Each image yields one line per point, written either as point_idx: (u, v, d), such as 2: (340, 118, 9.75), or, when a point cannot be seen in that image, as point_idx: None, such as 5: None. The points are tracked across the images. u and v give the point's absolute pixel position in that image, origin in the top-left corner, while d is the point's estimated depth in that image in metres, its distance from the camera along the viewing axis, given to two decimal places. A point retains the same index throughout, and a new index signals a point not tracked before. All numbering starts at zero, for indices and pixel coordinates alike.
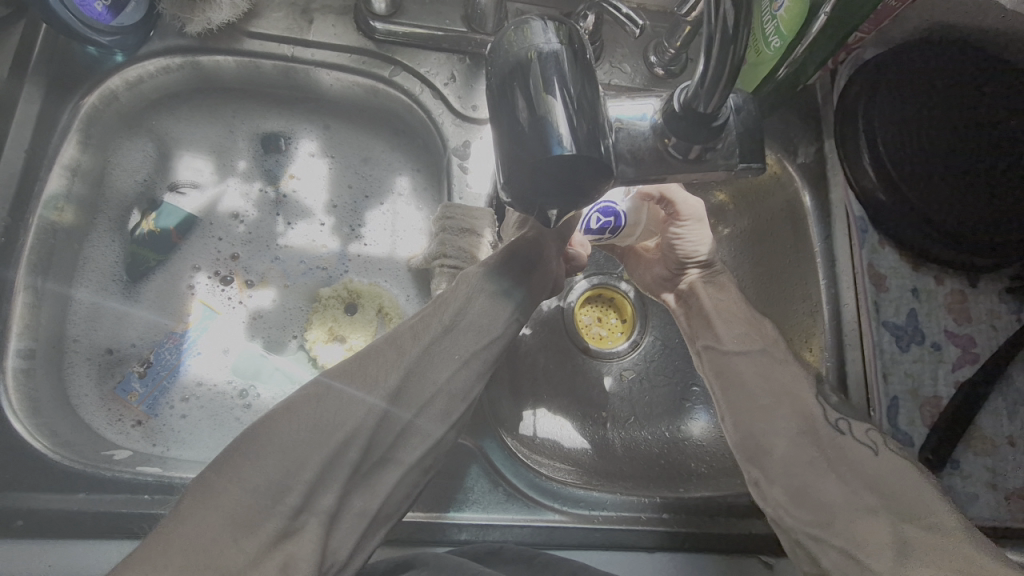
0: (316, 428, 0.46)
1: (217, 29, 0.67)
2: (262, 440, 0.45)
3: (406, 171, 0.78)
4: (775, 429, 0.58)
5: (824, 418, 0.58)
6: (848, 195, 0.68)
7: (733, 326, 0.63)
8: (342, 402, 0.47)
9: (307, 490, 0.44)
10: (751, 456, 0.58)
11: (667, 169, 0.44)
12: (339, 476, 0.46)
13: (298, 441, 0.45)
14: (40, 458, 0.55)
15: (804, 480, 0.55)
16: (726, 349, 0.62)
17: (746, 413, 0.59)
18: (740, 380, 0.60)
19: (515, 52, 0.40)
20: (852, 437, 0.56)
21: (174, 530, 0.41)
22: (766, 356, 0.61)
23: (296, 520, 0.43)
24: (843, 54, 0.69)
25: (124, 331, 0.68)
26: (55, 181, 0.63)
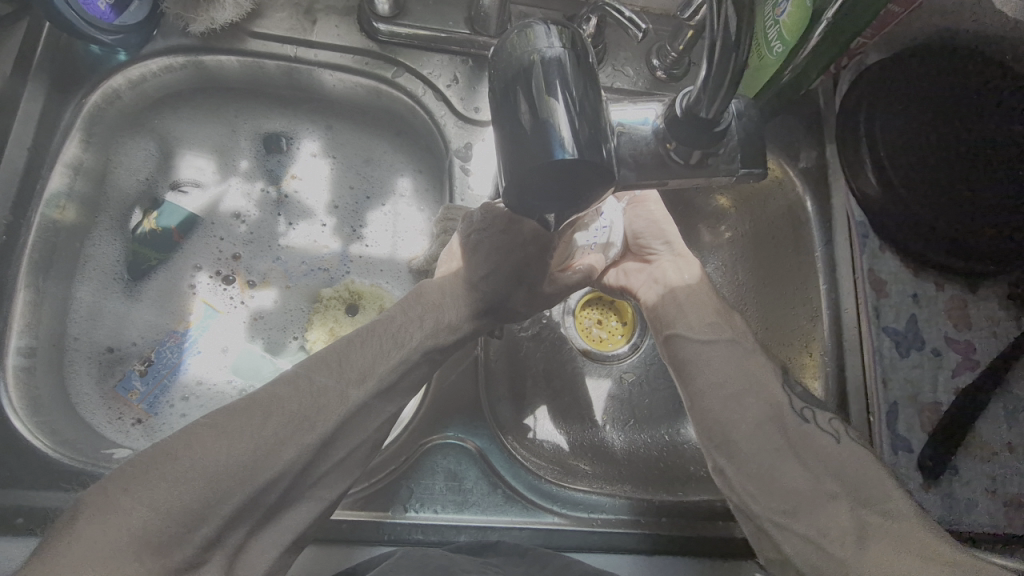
0: (254, 450, 0.44)
1: (220, 29, 0.67)
2: (178, 463, 0.42)
3: (408, 172, 0.78)
4: (745, 416, 0.55)
5: (790, 407, 0.56)
6: (849, 203, 0.69)
7: (703, 313, 0.60)
8: (286, 428, 0.46)
9: (221, 524, 0.42)
10: (716, 444, 0.55)
11: (668, 174, 0.44)
12: (257, 506, 0.44)
13: (224, 467, 0.42)
14: (40, 456, 0.55)
15: (770, 467, 0.53)
16: (693, 338, 0.58)
17: (713, 400, 0.56)
18: (708, 367, 0.57)
19: (518, 56, 0.40)
20: (817, 427, 0.55)
21: (69, 547, 0.38)
22: (736, 346, 0.58)
23: (200, 556, 0.41)
24: (846, 58, 0.71)
25: (125, 329, 0.68)
26: (57, 179, 0.63)
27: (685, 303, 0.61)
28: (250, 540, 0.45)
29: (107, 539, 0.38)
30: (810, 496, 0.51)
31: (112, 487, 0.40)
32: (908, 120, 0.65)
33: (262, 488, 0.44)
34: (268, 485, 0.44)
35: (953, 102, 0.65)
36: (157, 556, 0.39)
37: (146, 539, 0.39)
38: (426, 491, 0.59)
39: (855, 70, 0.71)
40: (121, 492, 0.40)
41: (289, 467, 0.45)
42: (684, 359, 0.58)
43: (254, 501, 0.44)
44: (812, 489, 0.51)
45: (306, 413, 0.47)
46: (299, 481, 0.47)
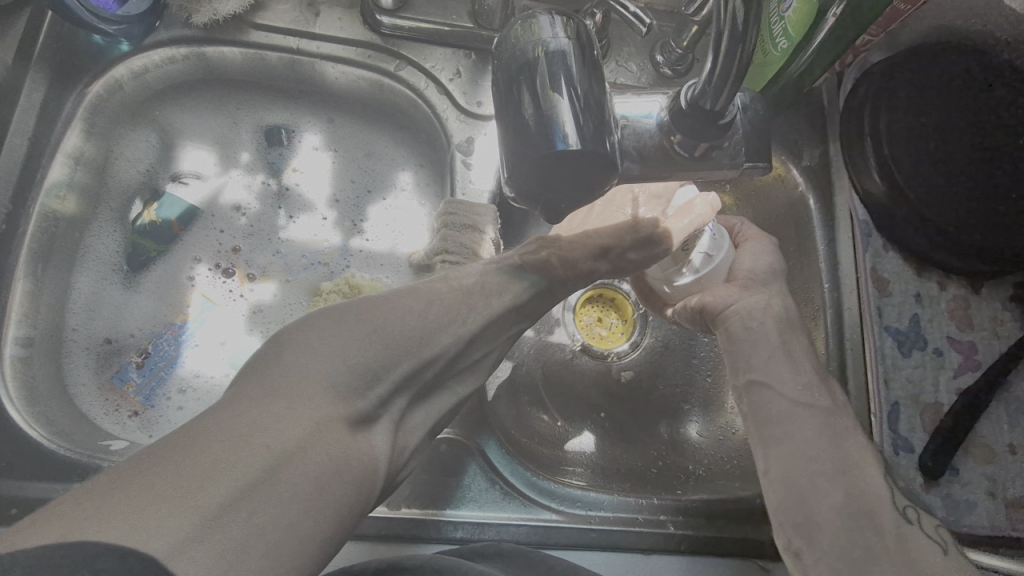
0: (420, 325, 0.40)
1: (223, 21, 0.67)
2: (365, 319, 0.38)
3: (410, 166, 0.77)
4: (831, 501, 0.49)
5: (891, 502, 0.50)
6: (852, 199, 0.68)
7: (799, 371, 0.55)
8: (441, 319, 0.41)
9: (391, 388, 0.37)
10: (798, 521, 0.50)
11: (673, 166, 0.44)
12: (417, 381, 0.40)
13: (399, 334, 0.38)
14: (35, 446, 0.55)
15: (865, 565, 0.47)
16: (780, 394, 0.54)
17: (804, 475, 0.50)
18: (796, 432, 0.52)
19: (522, 47, 0.40)
20: (919, 529, 0.50)
21: (268, 380, 0.33)
22: (831, 415, 0.53)
23: (376, 411, 0.37)
24: (850, 57, 0.70)
25: (122, 321, 0.68)
26: (57, 169, 0.63)
27: (769, 357, 0.56)
28: (406, 416, 0.40)
29: (294, 389, 0.33)
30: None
31: (302, 331, 0.36)
32: (913, 118, 0.65)
33: (421, 365, 0.39)
34: (428, 361, 0.40)
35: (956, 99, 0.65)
36: (341, 406, 0.34)
37: (327, 388, 0.34)
38: (424, 485, 0.59)
39: (860, 68, 0.70)
40: (312, 337, 0.36)
41: (442, 352, 0.41)
42: (772, 416, 0.54)
43: (415, 375, 0.39)
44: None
45: (451, 308, 0.43)
46: (447, 371, 0.43)
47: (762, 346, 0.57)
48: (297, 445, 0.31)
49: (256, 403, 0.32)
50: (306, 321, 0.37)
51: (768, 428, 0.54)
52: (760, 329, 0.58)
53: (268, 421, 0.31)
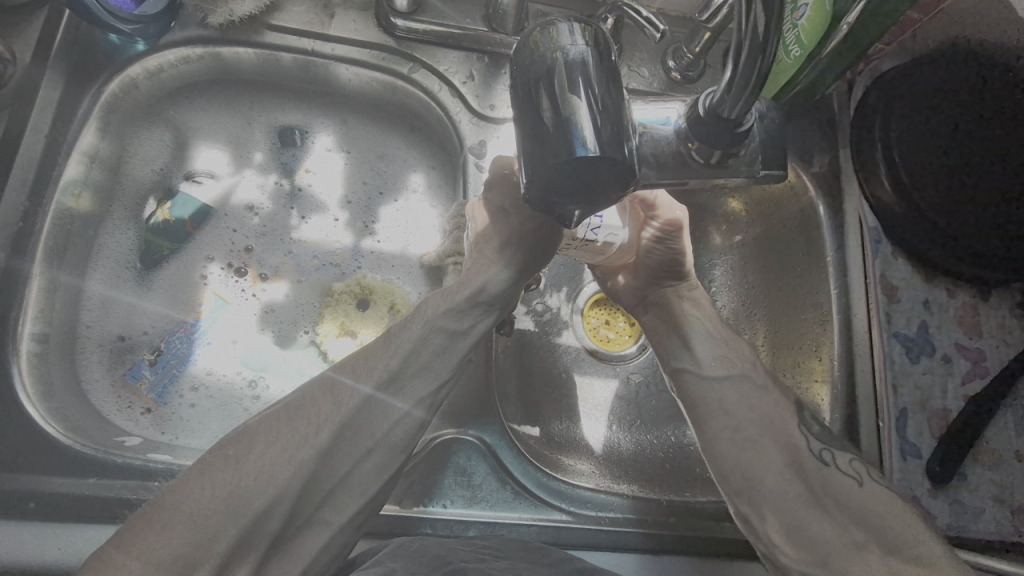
0: (237, 487, 0.43)
1: (239, 22, 0.68)
2: (168, 511, 0.42)
3: (421, 168, 0.78)
4: (760, 466, 0.55)
5: (809, 450, 0.56)
6: (863, 207, 0.68)
7: (709, 348, 0.61)
8: (268, 458, 0.45)
9: (224, 557, 0.41)
10: (739, 489, 0.55)
11: (688, 173, 0.44)
12: (258, 537, 0.43)
13: (212, 507, 0.42)
14: (51, 441, 0.55)
15: (799, 513, 0.52)
16: (701, 374, 0.60)
17: (726, 441, 0.57)
18: (720, 404, 0.58)
19: (541, 54, 0.41)
20: (837, 469, 0.55)
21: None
22: (746, 380, 0.59)
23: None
24: (862, 64, 0.71)
25: (136, 319, 0.68)
26: (74, 167, 0.63)
27: (693, 338, 0.62)
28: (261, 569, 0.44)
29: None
30: (841, 546, 0.50)
31: (104, 552, 0.40)
32: (923, 126, 0.65)
33: (254, 523, 0.43)
34: (262, 516, 0.43)
35: (962, 107, 0.65)
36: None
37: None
38: (432, 483, 0.59)
39: (870, 76, 0.71)
40: (115, 552, 0.40)
41: (282, 492, 0.44)
42: (694, 397, 0.60)
43: (251, 534, 0.43)
44: (842, 538, 0.51)
45: (284, 439, 0.46)
46: (302, 505, 0.46)
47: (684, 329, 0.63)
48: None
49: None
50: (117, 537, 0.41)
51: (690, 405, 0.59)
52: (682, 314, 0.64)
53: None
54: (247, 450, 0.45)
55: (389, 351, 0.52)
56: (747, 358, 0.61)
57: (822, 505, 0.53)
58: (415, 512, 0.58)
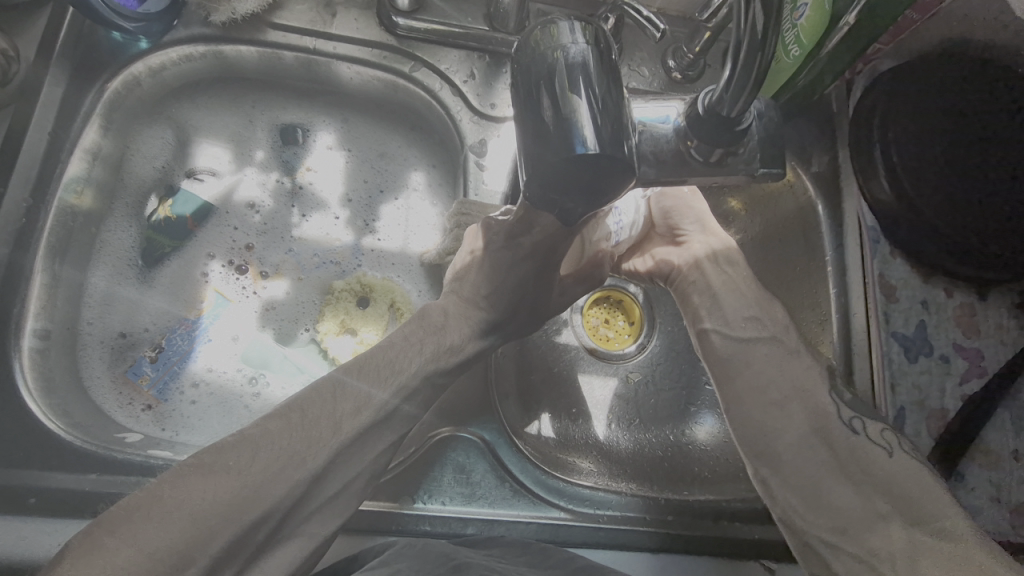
0: (235, 493, 0.42)
1: (241, 20, 0.68)
2: (165, 506, 0.40)
3: (422, 167, 0.78)
4: (785, 433, 0.54)
5: (836, 415, 0.55)
6: (861, 207, 0.68)
7: (742, 307, 0.60)
8: (268, 471, 0.43)
9: (210, 564, 0.40)
10: (760, 452, 0.55)
11: (687, 171, 0.45)
12: (246, 545, 0.42)
13: (207, 510, 0.41)
14: (52, 437, 0.56)
15: (819, 480, 0.53)
16: (730, 334, 0.59)
17: (753, 403, 0.55)
18: (749, 365, 0.57)
19: (542, 52, 0.41)
20: (865, 438, 0.54)
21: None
22: (777, 343, 0.58)
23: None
24: (861, 65, 0.71)
25: (137, 316, 0.68)
26: (76, 165, 0.64)
27: (722, 296, 0.61)
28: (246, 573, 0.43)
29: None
30: (860, 516, 0.51)
31: (92, 536, 0.39)
32: (919, 129, 0.65)
33: (244, 531, 0.42)
34: (252, 527, 0.42)
35: (960, 108, 0.65)
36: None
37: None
38: (430, 480, 0.59)
39: (869, 76, 0.71)
40: (104, 534, 0.39)
41: (275, 507, 0.43)
42: (721, 358, 0.58)
43: (240, 542, 0.42)
44: (864, 508, 0.51)
45: (284, 452, 0.44)
46: (292, 517, 0.45)
47: (717, 287, 0.62)
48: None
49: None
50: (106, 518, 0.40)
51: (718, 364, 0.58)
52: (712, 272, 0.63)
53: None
54: (251, 460, 0.43)
55: (392, 387, 0.51)
56: (782, 323, 0.60)
57: (847, 474, 0.53)
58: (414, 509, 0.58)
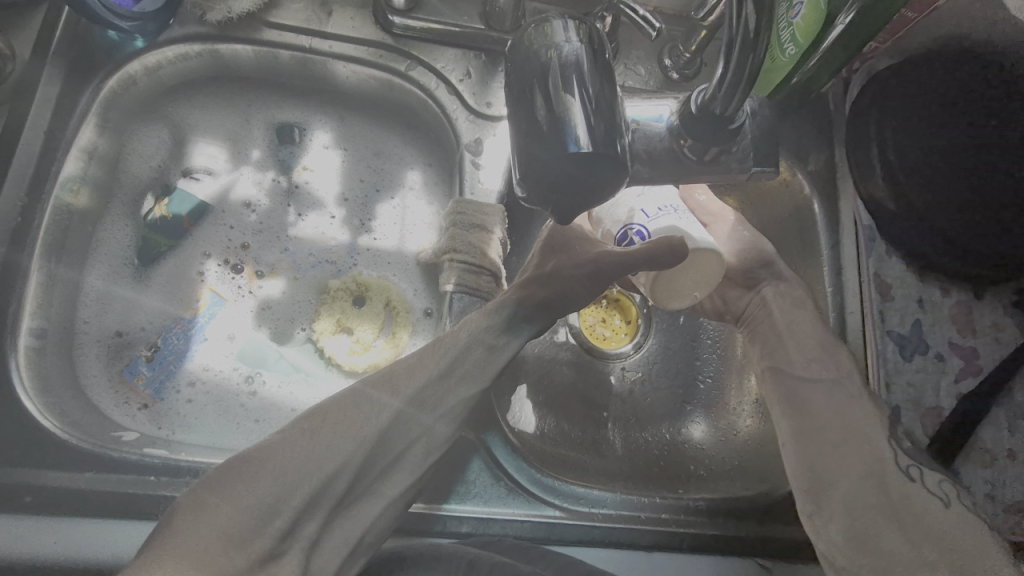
0: (314, 452, 0.45)
1: (236, 19, 0.68)
2: (256, 465, 0.44)
3: (418, 166, 0.78)
4: (842, 469, 0.56)
5: (895, 461, 0.56)
6: (856, 206, 0.69)
7: (805, 349, 0.64)
8: (339, 432, 0.47)
9: (293, 516, 0.43)
10: (807, 484, 0.57)
11: (681, 170, 0.45)
12: (325, 499, 0.45)
13: (291, 467, 0.44)
14: (48, 435, 0.56)
15: (868, 525, 0.53)
16: (796, 374, 0.63)
17: (811, 441, 0.59)
18: (808, 403, 0.61)
19: (535, 52, 0.41)
20: (922, 486, 0.54)
21: (163, 544, 0.40)
22: (839, 386, 0.61)
23: (279, 546, 0.43)
24: (857, 63, 0.72)
25: (133, 315, 0.68)
26: (72, 164, 0.64)
27: (788, 337, 0.65)
28: (323, 534, 0.46)
29: (194, 544, 0.40)
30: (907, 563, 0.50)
31: (195, 494, 0.43)
32: (920, 128, 0.64)
33: (323, 484, 0.45)
34: (331, 479, 0.45)
35: (967, 101, 0.64)
36: (240, 552, 0.41)
37: (227, 538, 0.41)
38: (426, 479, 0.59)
39: (865, 75, 0.72)
40: (206, 494, 0.42)
41: (350, 460, 0.46)
42: (782, 391, 0.63)
43: (319, 497, 0.45)
44: (910, 552, 0.51)
45: (334, 444, 0.46)
46: (364, 477, 0.48)
47: (783, 328, 0.66)
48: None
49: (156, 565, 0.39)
50: (203, 480, 0.44)
51: (781, 400, 0.63)
52: (779, 312, 0.67)
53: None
54: (323, 423, 0.47)
55: (440, 355, 0.53)
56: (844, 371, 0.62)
57: (898, 519, 0.53)
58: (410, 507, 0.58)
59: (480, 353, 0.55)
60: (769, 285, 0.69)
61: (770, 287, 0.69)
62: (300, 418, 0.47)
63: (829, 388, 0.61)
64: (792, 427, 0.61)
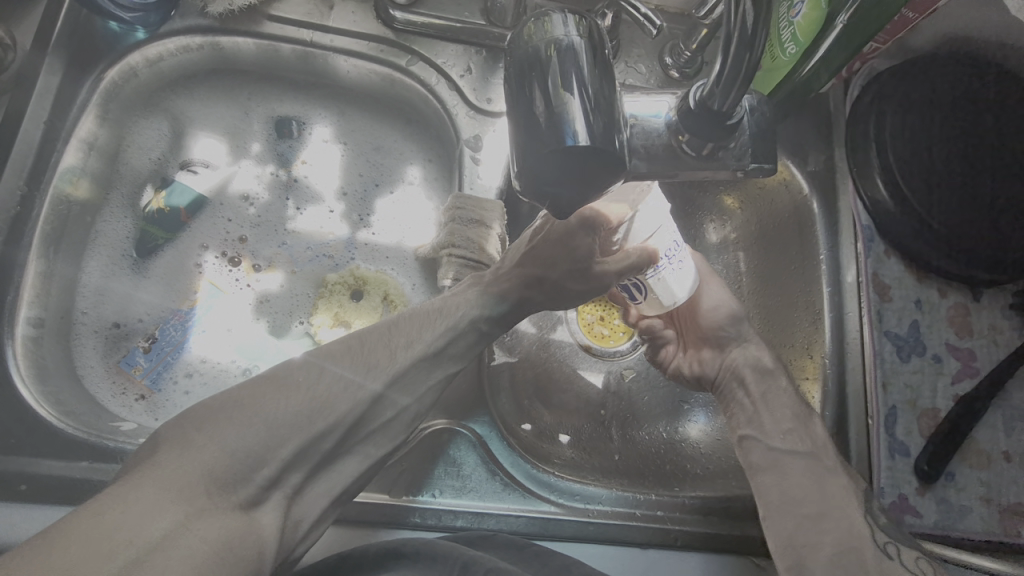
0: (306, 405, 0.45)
1: (238, 11, 0.69)
2: (246, 410, 0.43)
3: (418, 161, 0.78)
4: (818, 544, 0.54)
5: (870, 538, 0.54)
6: (857, 204, 0.68)
7: (787, 427, 0.60)
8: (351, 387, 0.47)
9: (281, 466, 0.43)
10: (791, 562, 0.55)
11: (679, 166, 0.45)
12: (312, 455, 0.45)
13: (282, 417, 0.44)
14: (45, 424, 0.56)
15: None
16: (766, 444, 0.61)
17: (788, 515, 0.57)
18: (784, 475, 0.59)
19: (535, 45, 0.41)
20: (900, 564, 0.52)
21: (168, 478, 0.38)
22: (816, 463, 0.59)
23: (262, 494, 0.42)
24: (858, 64, 0.69)
25: (131, 306, 0.68)
26: (71, 155, 0.64)
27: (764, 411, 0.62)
28: (304, 489, 0.46)
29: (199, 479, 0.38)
30: None
31: (194, 437, 0.41)
32: (921, 127, 0.65)
33: (315, 437, 0.45)
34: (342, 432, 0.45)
35: (961, 109, 0.66)
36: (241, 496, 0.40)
37: (224, 485, 0.39)
38: (422, 472, 0.59)
39: (866, 75, 0.70)
40: (207, 435, 0.41)
41: (340, 421, 0.47)
42: (759, 466, 0.60)
43: (305, 452, 0.45)
44: None
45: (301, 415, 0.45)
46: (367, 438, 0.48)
47: (759, 403, 0.64)
48: (170, 529, 0.36)
49: (161, 498, 0.37)
50: (202, 421, 0.42)
51: (758, 474, 0.60)
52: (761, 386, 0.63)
53: (161, 509, 0.36)
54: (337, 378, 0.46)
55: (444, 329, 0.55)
56: (820, 445, 0.60)
57: None
58: (406, 501, 0.58)
59: (473, 337, 0.58)
60: (739, 351, 0.68)
61: (741, 355, 0.67)
62: (309, 370, 0.47)
63: (804, 463, 0.59)
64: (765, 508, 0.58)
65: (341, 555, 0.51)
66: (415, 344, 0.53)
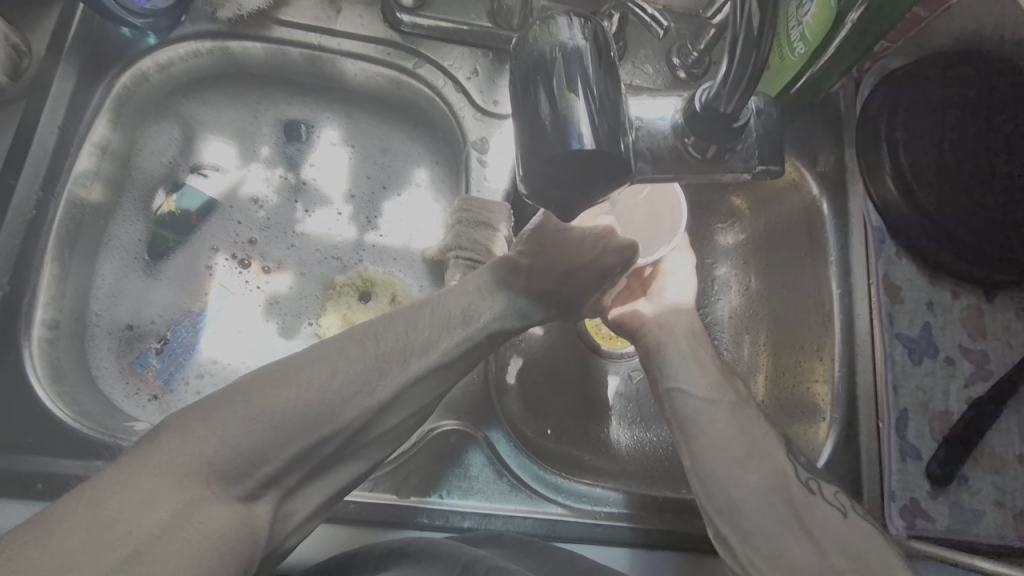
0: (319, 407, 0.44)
1: (248, 16, 0.69)
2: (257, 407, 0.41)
3: (425, 163, 0.79)
4: (746, 483, 0.50)
5: (796, 476, 0.52)
6: (867, 206, 0.68)
7: None
8: None
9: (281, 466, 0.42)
10: (720, 507, 0.50)
11: (684, 168, 0.44)
12: (313, 456, 0.44)
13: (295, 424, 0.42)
14: (59, 424, 0.57)
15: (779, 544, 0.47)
16: (694, 395, 0.55)
17: (715, 459, 0.51)
18: (708, 425, 0.53)
19: (540, 48, 0.41)
20: (823, 499, 0.51)
21: None
22: (740, 409, 0.54)
23: (260, 490, 0.41)
24: (869, 62, 0.69)
25: (144, 307, 0.69)
26: (85, 159, 0.65)
27: None
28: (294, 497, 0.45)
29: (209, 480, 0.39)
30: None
31: None
32: (931, 129, 0.65)
33: (312, 454, 0.44)
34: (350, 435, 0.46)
35: (971, 107, 0.65)
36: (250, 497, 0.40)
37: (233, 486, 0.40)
38: (430, 473, 0.60)
39: (877, 74, 0.70)
40: None
41: (346, 426, 0.45)
42: (681, 418, 0.55)
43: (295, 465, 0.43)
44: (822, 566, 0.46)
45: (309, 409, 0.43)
46: (374, 440, 0.49)
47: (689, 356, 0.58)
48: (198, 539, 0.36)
49: None
50: None
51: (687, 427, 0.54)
52: None
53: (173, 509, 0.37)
54: None
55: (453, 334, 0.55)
56: (741, 395, 0.56)
57: (807, 533, 0.48)
58: (414, 502, 0.59)
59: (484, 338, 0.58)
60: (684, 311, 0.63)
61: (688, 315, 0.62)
62: None
63: (732, 412, 0.54)
64: (693, 455, 0.52)
65: (350, 555, 0.51)
66: (417, 342, 0.50)
